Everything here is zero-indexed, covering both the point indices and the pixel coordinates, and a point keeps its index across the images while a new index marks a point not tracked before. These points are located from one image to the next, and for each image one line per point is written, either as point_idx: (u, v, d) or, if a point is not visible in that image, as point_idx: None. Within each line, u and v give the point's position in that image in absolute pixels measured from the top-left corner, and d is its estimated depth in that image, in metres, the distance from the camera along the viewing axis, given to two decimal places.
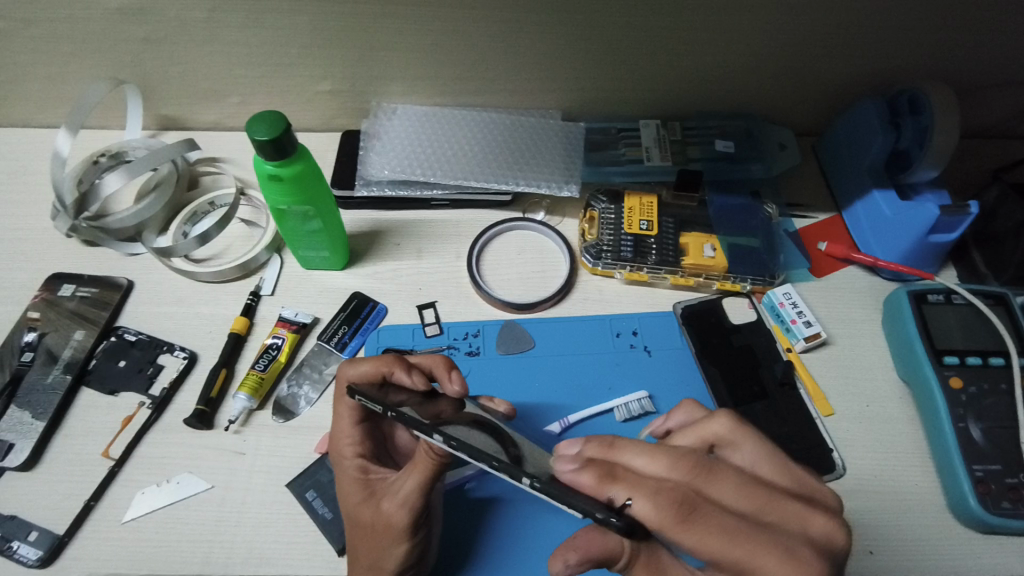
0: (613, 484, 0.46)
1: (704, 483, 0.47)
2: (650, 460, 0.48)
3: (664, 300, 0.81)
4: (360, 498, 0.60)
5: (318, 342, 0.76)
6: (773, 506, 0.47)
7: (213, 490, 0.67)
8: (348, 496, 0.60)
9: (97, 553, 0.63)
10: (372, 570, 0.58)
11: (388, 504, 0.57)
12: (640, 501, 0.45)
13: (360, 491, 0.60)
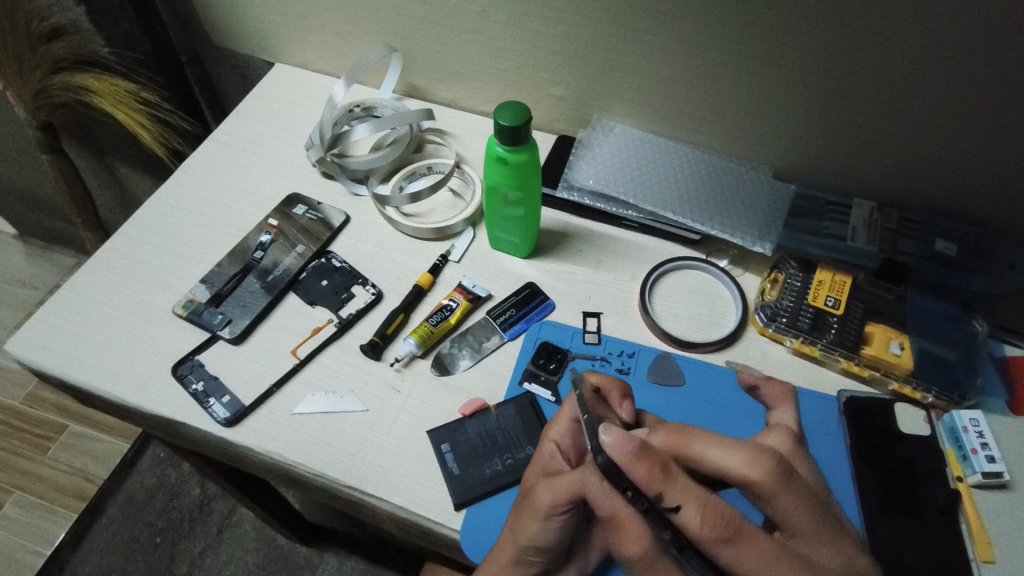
0: (668, 487, 0.53)
1: (768, 497, 0.53)
2: (697, 508, 0.52)
3: (831, 383, 0.77)
4: (531, 473, 0.66)
5: (485, 316, 0.83)
6: (816, 541, 0.53)
7: (366, 413, 0.75)
8: (532, 469, 0.66)
9: (268, 430, 0.74)
10: (511, 534, 0.63)
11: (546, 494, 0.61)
12: (688, 513, 0.52)
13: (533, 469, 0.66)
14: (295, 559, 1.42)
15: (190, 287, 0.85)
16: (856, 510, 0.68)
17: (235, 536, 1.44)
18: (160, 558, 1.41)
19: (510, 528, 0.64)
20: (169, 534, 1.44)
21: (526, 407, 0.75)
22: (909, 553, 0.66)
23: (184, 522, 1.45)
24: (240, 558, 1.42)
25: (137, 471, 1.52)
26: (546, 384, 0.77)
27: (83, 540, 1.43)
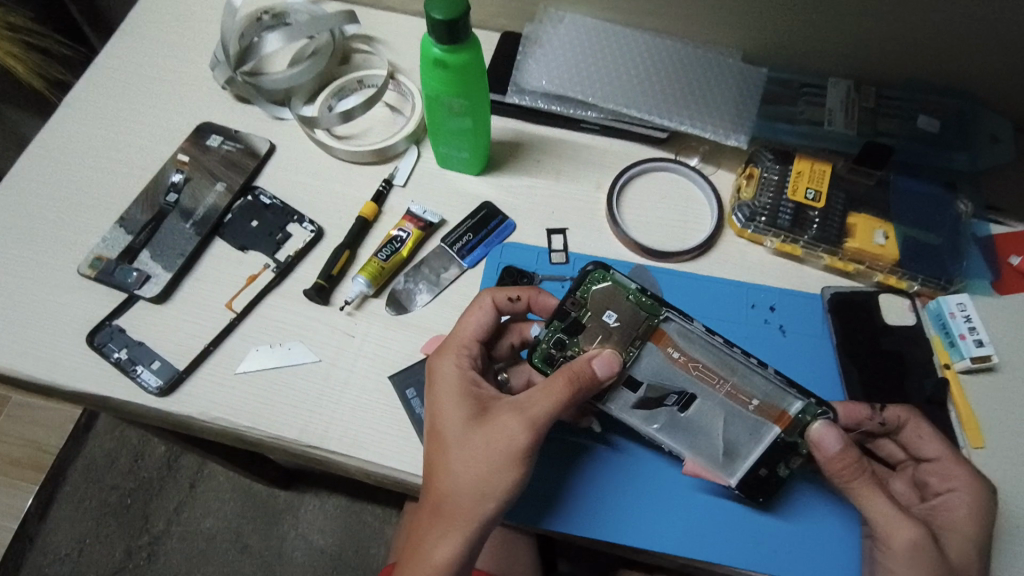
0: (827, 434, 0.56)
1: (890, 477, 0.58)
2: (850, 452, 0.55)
3: (814, 281, 0.73)
4: (455, 412, 0.58)
5: (440, 244, 0.74)
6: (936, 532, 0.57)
7: (320, 364, 0.68)
8: (455, 410, 0.58)
9: (209, 394, 0.66)
10: (475, 491, 0.55)
11: (511, 421, 0.56)
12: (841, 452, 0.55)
13: (458, 409, 0.58)
14: (275, 505, 1.32)
15: (96, 242, 0.74)
16: None
17: (210, 488, 1.34)
18: (133, 520, 1.31)
19: (459, 475, 0.56)
20: (139, 495, 1.33)
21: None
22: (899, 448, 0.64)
23: (152, 481, 1.34)
24: (218, 511, 1.32)
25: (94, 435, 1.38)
26: None
27: (50, 510, 1.32)
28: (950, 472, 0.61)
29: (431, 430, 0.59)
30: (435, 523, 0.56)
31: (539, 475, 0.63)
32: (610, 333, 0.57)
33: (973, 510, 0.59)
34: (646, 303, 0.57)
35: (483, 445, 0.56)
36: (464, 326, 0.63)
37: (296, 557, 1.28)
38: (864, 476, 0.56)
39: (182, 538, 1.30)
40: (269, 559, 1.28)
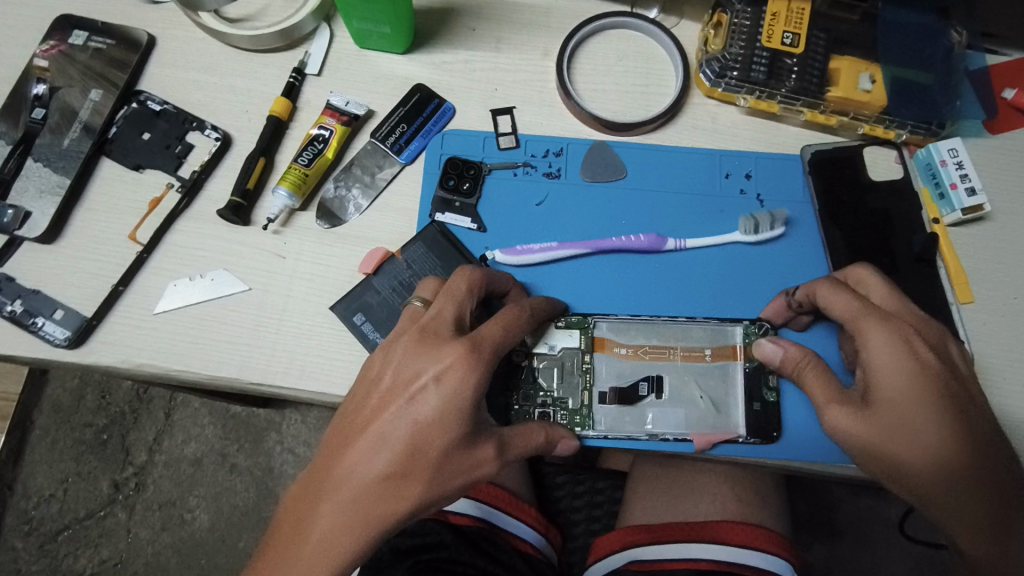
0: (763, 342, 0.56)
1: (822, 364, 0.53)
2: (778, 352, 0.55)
3: (792, 140, 0.65)
4: (443, 426, 0.47)
5: (370, 140, 0.64)
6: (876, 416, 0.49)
7: (250, 293, 0.60)
8: (440, 424, 0.47)
9: (129, 340, 0.59)
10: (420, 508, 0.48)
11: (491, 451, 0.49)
12: (768, 354, 0.55)
13: (444, 430, 0.47)
14: (257, 424, 1.18)
15: None
16: None
17: (186, 415, 1.18)
18: (114, 454, 1.16)
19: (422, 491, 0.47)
20: (115, 430, 1.17)
21: (435, 239, 0.61)
22: None
23: (126, 416, 1.17)
24: (200, 435, 1.17)
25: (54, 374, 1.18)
26: (463, 211, 0.63)
27: (24, 455, 1.16)
28: (862, 335, 0.51)
29: (402, 425, 0.48)
30: (345, 514, 0.47)
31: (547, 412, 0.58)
32: (561, 363, 0.59)
33: (890, 359, 0.50)
34: (575, 320, 0.59)
35: (445, 484, 0.47)
36: (494, 342, 0.50)
37: (286, 472, 1.16)
38: (820, 362, 0.53)
39: (168, 466, 1.16)
40: (259, 476, 1.16)
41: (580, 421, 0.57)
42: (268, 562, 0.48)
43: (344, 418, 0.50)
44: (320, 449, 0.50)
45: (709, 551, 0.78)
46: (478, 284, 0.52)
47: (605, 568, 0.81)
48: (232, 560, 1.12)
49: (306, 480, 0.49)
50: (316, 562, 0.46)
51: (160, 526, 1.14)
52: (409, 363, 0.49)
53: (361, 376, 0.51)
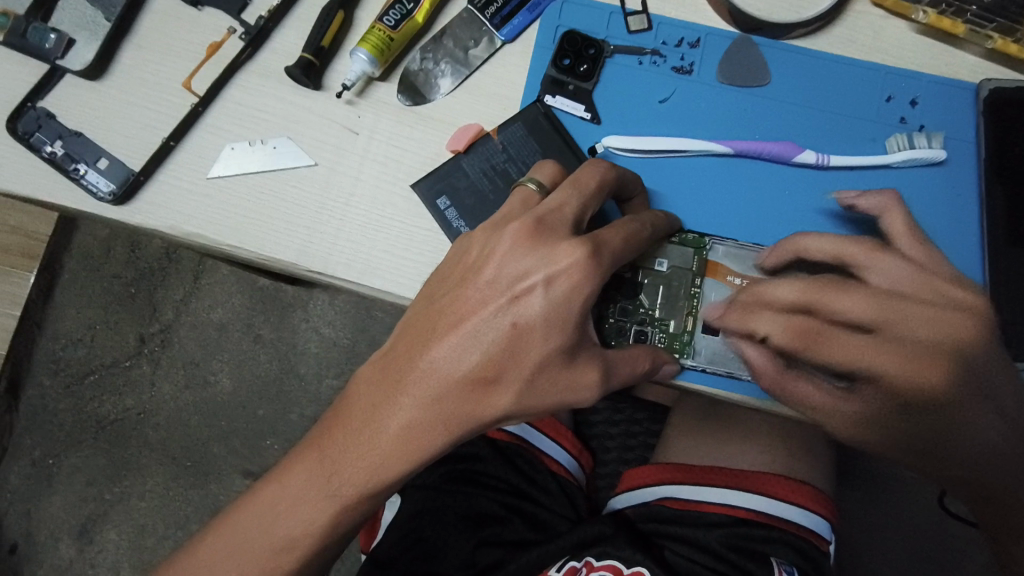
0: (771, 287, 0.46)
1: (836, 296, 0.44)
2: (791, 289, 0.46)
3: (966, 70, 0.55)
4: (545, 335, 0.43)
5: (468, 7, 0.54)
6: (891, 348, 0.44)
7: (317, 170, 0.53)
8: (540, 332, 0.43)
9: (177, 204, 0.52)
10: (503, 417, 0.44)
11: (592, 373, 0.45)
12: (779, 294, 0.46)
13: (545, 339, 0.43)
14: (284, 299, 1.11)
15: None
16: (973, 242, 0.53)
17: (215, 281, 1.12)
18: (141, 307, 1.13)
19: (513, 399, 0.44)
20: (143, 285, 1.13)
21: (539, 122, 0.53)
22: None
23: (155, 273, 1.13)
24: (226, 303, 1.12)
25: (86, 221, 1.14)
26: (577, 96, 0.54)
27: (53, 297, 1.14)
28: (835, 294, 0.45)
29: (500, 325, 0.43)
30: (425, 409, 0.43)
31: (646, 333, 0.51)
32: (668, 282, 0.52)
33: (924, 314, 0.44)
34: (691, 238, 0.52)
35: (534, 400, 0.44)
36: (614, 251, 0.45)
37: (309, 351, 1.09)
38: (840, 287, 0.45)
39: (194, 328, 1.12)
40: (283, 350, 1.10)
41: (678, 347, 0.51)
42: (335, 441, 0.45)
43: (434, 306, 0.45)
44: (401, 335, 0.46)
45: (751, 501, 0.69)
46: (610, 184, 0.47)
47: (633, 503, 0.74)
48: (251, 427, 1.09)
49: (383, 364, 0.45)
50: (392, 453, 0.44)
51: (183, 385, 1.11)
52: (517, 259, 0.44)
53: (462, 262, 0.46)
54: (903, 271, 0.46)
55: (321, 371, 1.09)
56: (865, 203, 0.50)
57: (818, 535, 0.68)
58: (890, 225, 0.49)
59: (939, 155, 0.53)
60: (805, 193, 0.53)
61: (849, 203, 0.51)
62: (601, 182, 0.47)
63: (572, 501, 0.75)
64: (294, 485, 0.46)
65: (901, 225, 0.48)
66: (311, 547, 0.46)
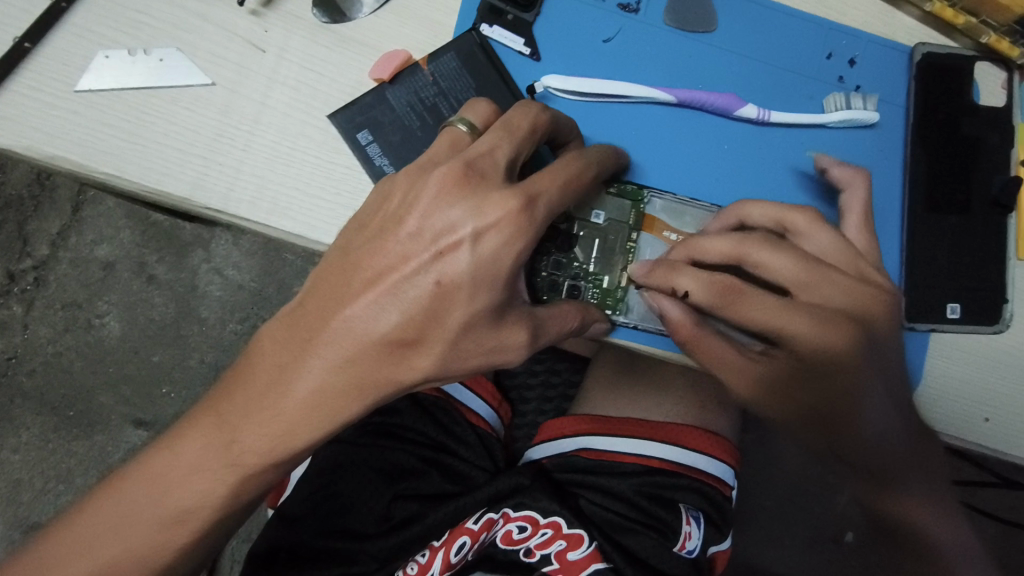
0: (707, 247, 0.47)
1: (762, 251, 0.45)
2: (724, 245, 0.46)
3: (901, 29, 0.55)
4: (473, 295, 0.39)
5: None
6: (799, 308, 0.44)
7: (214, 91, 0.46)
8: (466, 290, 0.39)
9: (35, 121, 0.44)
10: (430, 379, 0.41)
11: (521, 333, 0.42)
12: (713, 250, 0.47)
13: (470, 299, 0.39)
14: (182, 238, 1.00)
15: None
16: (894, 206, 0.54)
17: (98, 214, 1.00)
18: (10, 242, 0.99)
19: (441, 361, 0.40)
20: (12, 216, 0.99)
21: (474, 53, 0.48)
22: (943, 254, 0.53)
23: (24, 203, 1.00)
24: (113, 239, 1.00)
25: None
26: (515, 27, 0.49)
27: None
28: (757, 256, 0.45)
29: (423, 283, 0.39)
30: (338, 372, 0.39)
31: (581, 289, 0.49)
32: (604, 235, 0.49)
33: (838, 284, 0.45)
34: (629, 190, 0.50)
35: (460, 360, 0.41)
36: (550, 202, 0.41)
37: (210, 294, 0.99)
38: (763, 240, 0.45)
39: (74, 266, 0.99)
40: (181, 293, 0.99)
41: (611, 303, 0.49)
42: (236, 405, 0.40)
43: (349, 258, 0.40)
44: (312, 287, 0.41)
45: (664, 451, 0.69)
46: (543, 128, 0.43)
47: (551, 454, 0.72)
48: (142, 375, 0.99)
49: (291, 321, 0.40)
50: (301, 419, 0.39)
51: (63, 327, 0.99)
52: (443, 207, 0.40)
53: (381, 209, 0.41)
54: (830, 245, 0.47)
55: (223, 315, 0.99)
56: (840, 172, 0.49)
57: (721, 480, 0.70)
58: (848, 202, 0.49)
59: (873, 118, 0.52)
60: (742, 149, 0.52)
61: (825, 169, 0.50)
62: (533, 125, 0.43)
63: (490, 452, 0.73)
64: (189, 453, 0.41)
65: (862, 199, 0.49)
66: (211, 517, 0.41)
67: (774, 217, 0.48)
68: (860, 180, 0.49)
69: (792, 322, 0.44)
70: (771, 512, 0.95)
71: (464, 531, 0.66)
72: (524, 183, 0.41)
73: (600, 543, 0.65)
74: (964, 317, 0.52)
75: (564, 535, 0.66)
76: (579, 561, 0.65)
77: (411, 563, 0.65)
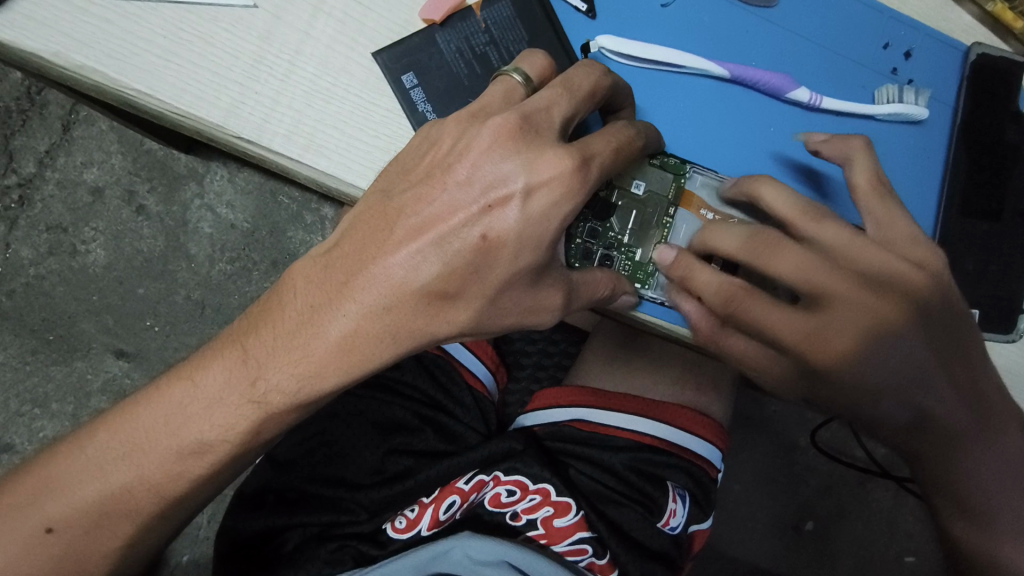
0: (716, 242, 0.46)
1: (767, 257, 0.44)
2: (731, 242, 0.46)
3: (958, 27, 0.54)
4: (519, 254, 0.39)
5: None
6: (795, 322, 0.44)
7: (256, 14, 0.44)
8: (510, 249, 0.38)
9: (65, 26, 0.42)
10: (462, 335, 0.40)
11: (556, 296, 0.41)
12: (720, 245, 0.46)
13: (515, 257, 0.38)
14: (175, 169, 0.96)
15: None
16: (929, 207, 0.53)
17: (90, 136, 0.95)
18: None
19: (478, 316, 0.39)
20: None
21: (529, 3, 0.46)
22: (971, 260, 0.53)
23: (10, 117, 0.94)
24: (103, 163, 0.95)
25: None
26: None
27: None
28: (768, 259, 0.44)
29: (469, 236, 0.38)
30: (373, 318, 0.38)
31: (613, 260, 0.48)
32: (642, 208, 0.48)
33: (849, 288, 0.44)
34: (671, 163, 0.48)
35: (496, 318, 0.40)
36: (603, 165, 0.40)
37: (201, 230, 0.96)
38: (770, 243, 0.44)
39: (62, 187, 0.95)
40: (172, 227, 0.96)
41: (641, 277, 0.48)
42: (264, 343, 0.39)
43: (392, 203, 0.39)
44: (350, 231, 0.39)
45: (658, 430, 0.68)
46: (604, 90, 0.41)
47: (544, 422, 0.70)
48: (127, 306, 0.96)
49: (326, 263, 0.39)
50: (331, 363, 0.38)
51: (46, 250, 0.96)
52: (495, 161, 0.38)
53: (428, 154, 0.40)
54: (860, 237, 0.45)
55: (213, 253, 0.96)
56: (830, 147, 0.47)
57: (709, 463, 0.69)
58: (852, 174, 0.47)
59: (922, 115, 0.51)
60: (790, 132, 0.51)
61: (815, 147, 0.48)
62: (593, 83, 0.41)
63: (484, 416, 0.71)
64: (209, 386, 0.40)
65: (863, 176, 0.47)
66: (228, 454, 0.41)
67: (798, 206, 0.45)
68: (858, 150, 0.47)
69: (789, 331, 0.44)
70: (746, 498, 0.96)
71: (453, 490, 0.64)
72: (579, 143, 0.39)
73: (586, 512, 0.65)
74: (982, 323, 0.52)
75: (552, 502, 0.64)
76: (566, 529, 0.64)
77: (399, 517, 0.63)
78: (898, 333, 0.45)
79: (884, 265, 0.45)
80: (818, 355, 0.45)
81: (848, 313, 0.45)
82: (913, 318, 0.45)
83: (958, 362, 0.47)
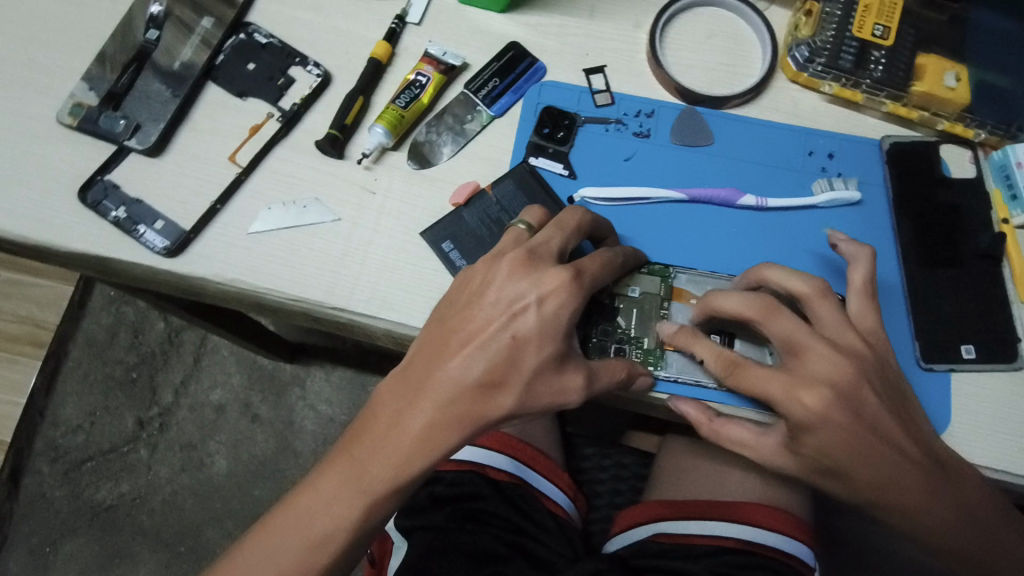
0: (723, 305, 0.55)
1: (765, 320, 0.53)
2: (738, 303, 0.54)
3: (872, 128, 0.67)
4: (543, 344, 0.52)
5: (464, 90, 0.67)
6: (783, 378, 0.51)
7: (339, 223, 0.63)
8: (534, 345, 0.51)
9: (222, 255, 0.62)
10: (511, 415, 0.52)
11: (575, 376, 0.52)
12: (728, 304, 0.55)
13: (540, 349, 0.51)
14: (282, 378, 1.16)
15: (72, 88, 0.67)
16: (893, 267, 0.63)
17: (215, 362, 1.18)
18: (141, 392, 1.16)
19: (520, 401, 0.51)
20: (145, 369, 1.17)
21: (526, 178, 0.64)
22: (947, 304, 0.61)
23: (155, 357, 1.18)
24: (225, 382, 1.17)
25: (89, 310, 1.19)
26: (556, 157, 0.65)
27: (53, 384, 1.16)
28: (764, 321, 0.53)
29: (502, 339, 0.51)
30: (442, 412, 0.51)
31: (627, 350, 0.60)
32: (641, 305, 0.61)
33: (832, 355, 0.51)
34: (657, 269, 0.62)
35: (534, 401, 0.52)
36: (592, 275, 0.54)
37: (305, 428, 1.14)
38: (769, 311, 0.53)
39: (191, 409, 1.16)
40: (281, 429, 1.14)
41: (652, 360, 0.59)
42: (364, 447, 0.52)
43: (445, 326, 0.54)
44: (418, 352, 0.53)
45: (742, 533, 0.71)
46: (588, 224, 0.57)
47: (627, 543, 0.76)
48: (244, 508, 1.11)
49: (402, 378, 0.52)
50: (417, 449, 0.51)
51: (179, 466, 1.14)
52: (513, 283, 0.53)
53: (468, 288, 0.55)
54: (833, 322, 0.53)
55: (316, 447, 1.13)
56: (846, 247, 0.58)
57: (800, 560, 0.70)
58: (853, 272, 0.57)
59: (855, 196, 0.64)
60: (750, 230, 0.64)
61: (834, 242, 0.59)
62: (577, 222, 0.57)
63: (570, 539, 0.77)
64: (327, 489, 0.52)
65: (861, 274, 0.57)
66: (345, 542, 0.52)
67: (814, 285, 0.54)
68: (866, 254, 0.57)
69: (776, 387, 0.51)
70: None
71: None
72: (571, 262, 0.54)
73: None
74: (979, 356, 0.59)
75: None
76: None
77: None
78: (867, 397, 0.51)
79: (855, 343, 0.52)
80: (800, 412, 0.50)
81: (831, 379, 0.50)
82: (876, 384, 0.51)
83: (915, 425, 0.53)
